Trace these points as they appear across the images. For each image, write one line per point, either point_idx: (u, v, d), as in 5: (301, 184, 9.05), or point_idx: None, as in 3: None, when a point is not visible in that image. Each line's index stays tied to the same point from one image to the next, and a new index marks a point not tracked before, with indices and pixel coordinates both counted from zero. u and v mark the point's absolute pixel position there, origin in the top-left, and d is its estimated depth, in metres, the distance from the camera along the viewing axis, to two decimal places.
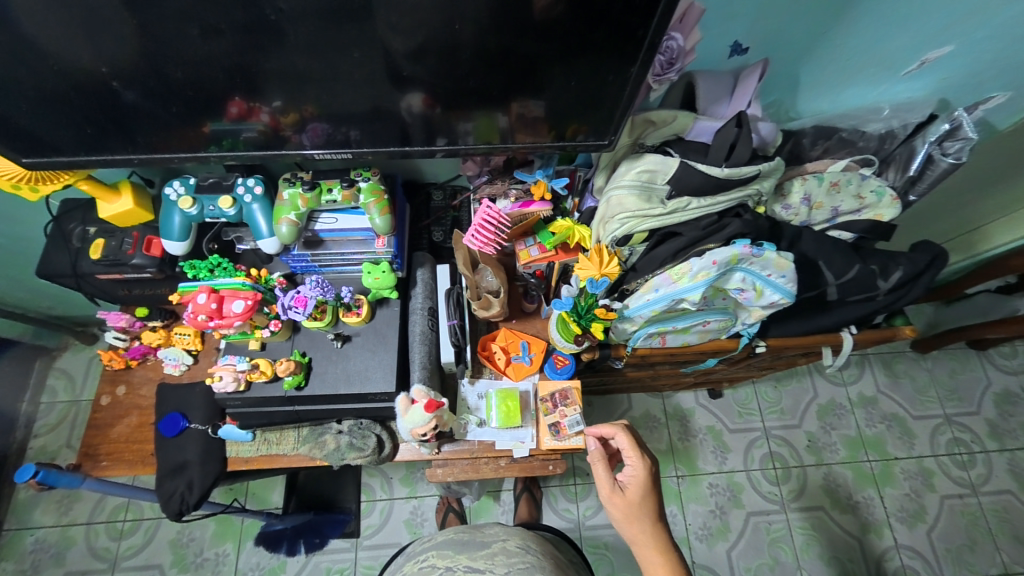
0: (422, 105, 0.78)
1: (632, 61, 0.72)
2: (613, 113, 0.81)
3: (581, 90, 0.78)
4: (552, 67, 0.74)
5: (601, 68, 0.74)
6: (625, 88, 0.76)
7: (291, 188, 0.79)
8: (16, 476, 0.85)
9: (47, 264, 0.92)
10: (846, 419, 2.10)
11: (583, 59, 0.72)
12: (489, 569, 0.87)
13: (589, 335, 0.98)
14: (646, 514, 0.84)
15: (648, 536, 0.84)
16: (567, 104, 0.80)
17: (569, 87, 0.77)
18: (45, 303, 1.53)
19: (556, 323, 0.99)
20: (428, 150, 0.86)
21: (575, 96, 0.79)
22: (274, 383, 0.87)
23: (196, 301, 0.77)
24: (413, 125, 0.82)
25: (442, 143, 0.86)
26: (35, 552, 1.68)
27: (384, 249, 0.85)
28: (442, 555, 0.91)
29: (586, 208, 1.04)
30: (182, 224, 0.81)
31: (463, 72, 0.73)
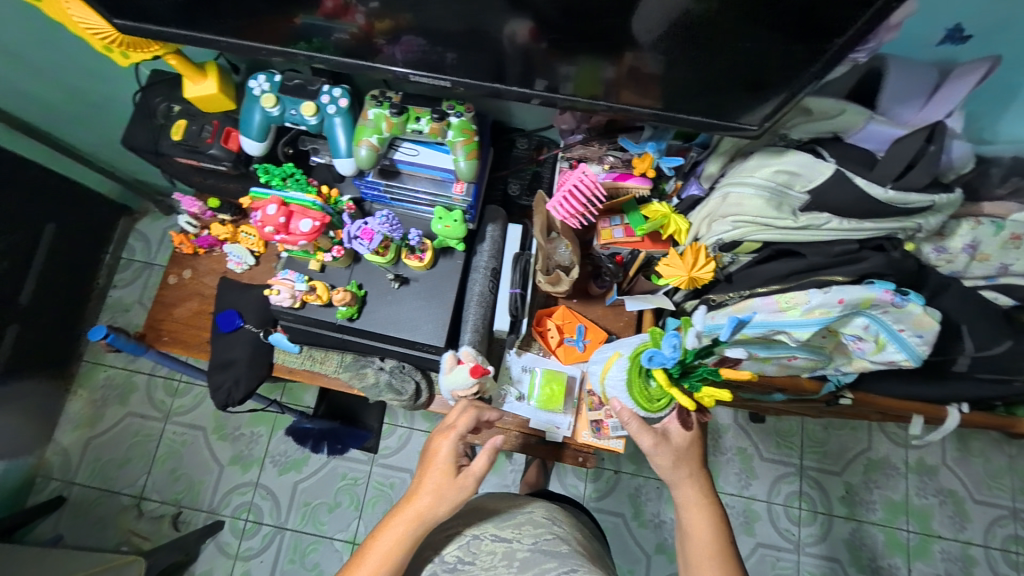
0: (533, 36, 0.66)
1: (836, 33, 0.57)
2: (767, 94, 0.67)
3: (751, 60, 0.64)
4: (731, 25, 0.59)
5: (788, 35, 0.59)
6: (811, 68, 0.61)
7: (378, 107, 0.70)
8: (91, 334, 0.91)
9: (132, 136, 0.92)
10: (894, 481, 1.91)
11: (775, 20, 0.57)
12: (515, 537, 0.85)
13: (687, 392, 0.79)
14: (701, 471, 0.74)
15: (697, 486, 0.73)
16: (718, 69, 0.66)
17: (736, 53, 0.63)
18: (129, 166, 1.64)
19: (635, 380, 0.79)
20: (522, 95, 0.75)
21: (738, 65, 0.65)
22: (328, 309, 0.85)
23: (265, 211, 0.71)
24: (515, 58, 0.71)
25: (539, 88, 0.74)
26: (105, 388, 1.93)
27: (461, 196, 0.78)
28: (469, 526, 0.90)
29: (688, 196, 0.88)
30: (261, 124, 0.74)
31: (602, 8, 0.60)
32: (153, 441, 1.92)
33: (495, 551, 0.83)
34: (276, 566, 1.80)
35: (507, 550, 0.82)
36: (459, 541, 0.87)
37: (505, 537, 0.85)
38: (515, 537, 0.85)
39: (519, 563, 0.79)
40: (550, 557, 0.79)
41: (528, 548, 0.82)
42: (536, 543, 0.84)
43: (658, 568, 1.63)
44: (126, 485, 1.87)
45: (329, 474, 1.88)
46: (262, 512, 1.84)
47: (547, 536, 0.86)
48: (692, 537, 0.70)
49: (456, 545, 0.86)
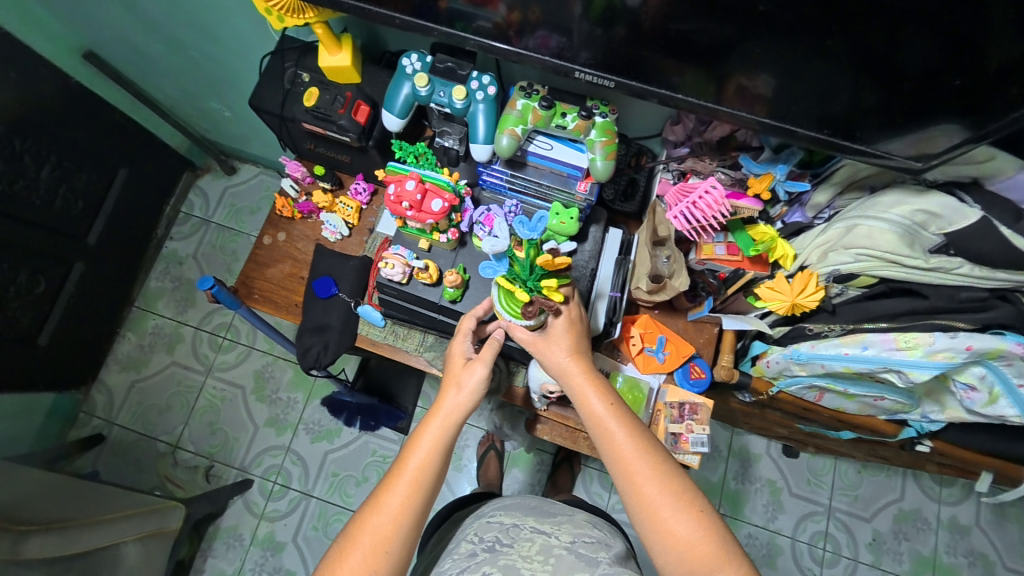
0: (698, 45, 0.67)
1: None
2: (938, 133, 0.67)
3: (951, 98, 0.63)
4: (952, 53, 0.58)
5: (992, 75, 0.59)
6: (1011, 113, 0.60)
7: (527, 99, 0.71)
8: (199, 283, 0.94)
9: (258, 97, 0.94)
10: (924, 535, 1.87)
11: (1000, 55, 0.57)
12: (554, 534, 0.87)
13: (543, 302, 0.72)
14: (584, 360, 0.76)
15: (583, 376, 0.75)
16: (898, 101, 0.66)
17: (944, 90, 0.62)
18: (207, 122, 1.68)
19: (501, 294, 0.76)
20: (641, 92, 0.74)
21: (921, 98, 0.64)
22: (433, 288, 0.85)
23: (404, 186, 0.73)
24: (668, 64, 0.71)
25: (657, 90, 0.73)
26: (153, 335, 1.98)
27: (585, 195, 0.79)
28: (511, 515, 0.92)
29: (792, 222, 0.91)
30: (406, 100, 0.76)
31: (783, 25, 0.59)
32: (194, 393, 1.96)
33: (533, 540, 0.85)
34: (299, 532, 1.83)
35: (545, 543, 0.84)
36: (500, 525, 0.90)
37: (545, 530, 0.86)
38: (554, 533, 0.86)
39: (556, 558, 0.81)
40: (584, 562, 0.80)
41: (565, 546, 0.83)
42: (574, 541, 0.86)
43: None
44: (164, 431, 1.92)
45: (360, 448, 1.91)
46: (291, 476, 1.88)
47: (586, 539, 0.87)
48: (612, 435, 0.70)
49: (496, 530, 0.89)
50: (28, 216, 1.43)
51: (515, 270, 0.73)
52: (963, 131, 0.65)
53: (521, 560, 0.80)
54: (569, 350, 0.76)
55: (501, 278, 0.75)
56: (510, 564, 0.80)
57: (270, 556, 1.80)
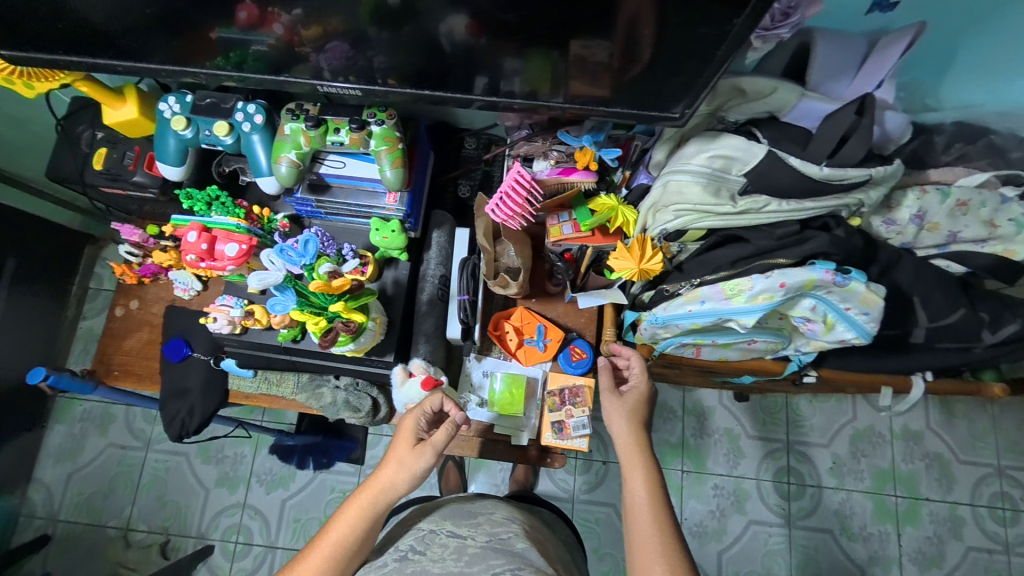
0: (469, 32, 0.63)
1: (736, 13, 0.54)
2: (677, 81, 0.66)
3: (662, 48, 0.61)
4: (631, 9, 0.56)
5: (693, 21, 0.56)
6: (718, 52, 0.59)
7: (295, 121, 0.67)
8: (30, 378, 0.90)
9: (56, 168, 0.87)
10: (881, 449, 1.90)
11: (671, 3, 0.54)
12: (470, 535, 0.81)
13: (340, 325, 0.66)
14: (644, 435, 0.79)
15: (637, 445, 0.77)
16: (653, 67, 0.64)
17: (646, 40, 0.60)
18: None
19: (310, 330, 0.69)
20: (465, 99, 0.74)
21: (659, 52, 0.62)
22: (269, 330, 0.82)
23: (186, 240, 0.69)
24: (458, 57, 0.67)
25: (481, 88, 0.72)
26: (83, 421, 1.81)
27: (395, 206, 0.76)
28: (429, 519, 0.85)
29: (637, 184, 0.87)
30: (179, 148, 0.72)
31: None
32: (137, 469, 1.81)
33: (446, 544, 0.78)
34: None
35: (459, 544, 0.78)
36: (412, 531, 0.83)
37: (460, 533, 0.80)
38: (470, 534, 0.80)
39: (468, 557, 0.75)
40: (499, 555, 0.76)
41: (480, 547, 0.77)
42: (489, 541, 0.79)
43: None
44: (113, 515, 1.77)
45: (318, 488, 1.79)
46: (252, 532, 1.76)
47: (504, 534, 0.82)
48: (632, 506, 0.71)
49: (409, 535, 0.82)
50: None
51: (312, 300, 0.67)
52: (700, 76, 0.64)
53: (431, 564, 0.74)
54: (632, 420, 0.80)
55: (297, 313, 0.65)
56: (420, 569, 0.73)
57: None
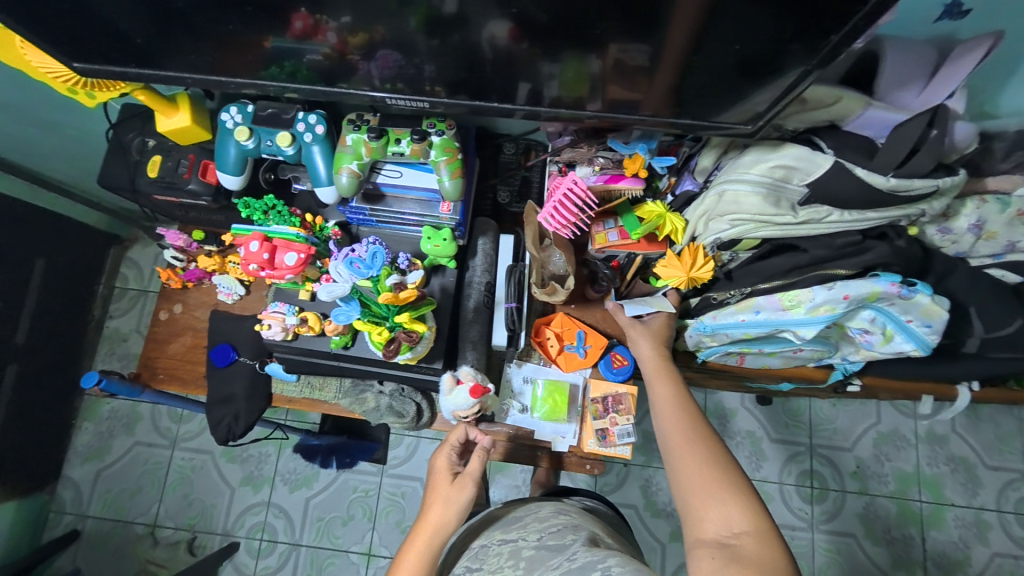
0: (507, 39, 0.62)
1: (832, 30, 0.54)
2: (751, 95, 0.66)
3: (742, 62, 0.61)
4: (722, 23, 0.56)
5: (783, 36, 0.56)
6: (801, 66, 0.59)
7: (355, 132, 0.67)
8: (83, 381, 0.89)
9: (105, 174, 0.87)
10: (905, 452, 1.89)
11: (764, 17, 0.54)
12: (521, 537, 0.78)
13: (403, 340, 0.65)
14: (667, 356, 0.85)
15: (661, 365, 0.84)
16: (717, 80, 0.64)
17: (727, 55, 0.60)
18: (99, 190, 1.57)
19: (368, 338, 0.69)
20: (505, 112, 0.74)
21: (738, 66, 0.62)
22: (322, 338, 0.82)
23: (248, 248, 0.69)
24: (489, 61, 0.66)
25: (521, 103, 0.73)
26: (110, 420, 1.83)
27: (449, 215, 0.76)
28: (478, 538, 0.83)
29: (682, 192, 0.87)
30: (237, 159, 0.71)
31: (598, 8, 0.56)
32: (163, 468, 1.83)
33: (501, 553, 0.76)
34: None
35: (514, 550, 0.75)
36: (466, 553, 0.80)
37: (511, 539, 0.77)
38: (521, 536, 0.78)
39: (525, 561, 0.72)
40: (555, 550, 0.72)
41: (533, 546, 0.74)
42: (541, 538, 0.76)
43: (676, 557, 1.53)
44: (140, 513, 1.79)
45: (341, 487, 1.80)
46: (277, 530, 1.78)
47: (555, 526, 0.79)
48: (663, 410, 0.78)
49: (463, 558, 0.79)
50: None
51: (376, 311, 0.66)
52: (777, 91, 0.64)
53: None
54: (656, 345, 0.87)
55: (359, 322, 0.65)
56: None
57: None
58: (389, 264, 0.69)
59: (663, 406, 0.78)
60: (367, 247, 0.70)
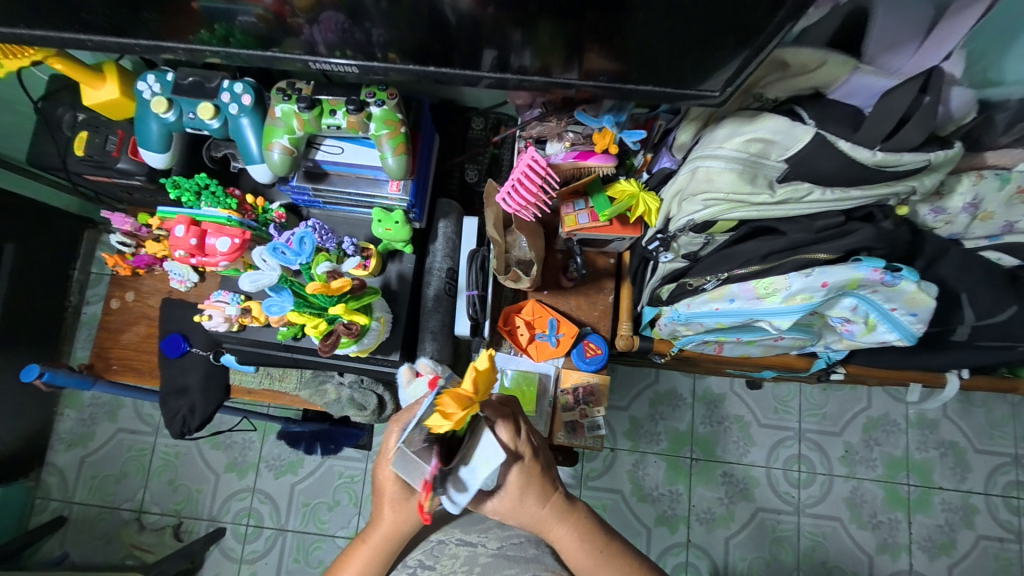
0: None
1: None
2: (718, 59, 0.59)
3: (700, 14, 0.54)
4: None
5: None
6: (771, 20, 0.51)
7: (285, 103, 0.61)
8: (24, 374, 0.85)
9: (37, 154, 0.82)
10: (895, 437, 1.86)
11: None
12: (480, 542, 0.77)
13: (342, 332, 0.60)
14: (558, 499, 0.62)
15: (548, 508, 0.63)
16: (689, 29, 0.56)
17: (684, 7, 0.53)
18: None
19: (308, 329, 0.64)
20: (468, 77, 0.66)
21: (698, 21, 0.55)
22: (270, 328, 0.77)
23: (174, 233, 0.63)
24: (450, 24, 0.59)
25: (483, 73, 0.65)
26: (92, 406, 1.81)
27: (398, 195, 0.70)
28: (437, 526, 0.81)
29: (659, 169, 0.80)
30: (161, 133, 0.66)
31: None
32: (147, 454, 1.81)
33: (457, 557, 0.75)
34: (282, 566, 1.74)
35: (470, 555, 0.75)
36: (423, 542, 0.79)
37: (470, 541, 0.77)
38: (480, 541, 0.77)
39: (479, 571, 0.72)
40: (513, 563, 0.73)
41: (491, 557, 0.74)
42: (500, 548, 0.76)
43: None
44: (126, 499, 1.78)
45: (325, 473, 1.79)
46: (262, 515, 1.76)
47: (515, 538, 0.78)
48: (568, 552, 0.63)
49: (417, 550, 0.78)
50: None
51: (310, 303, 0.61)
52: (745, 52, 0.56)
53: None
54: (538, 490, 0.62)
55: (294, 313, 0.59)
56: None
57: None
58: (321, 250, 0.65)
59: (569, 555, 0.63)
60: (296, 233, 0.66)
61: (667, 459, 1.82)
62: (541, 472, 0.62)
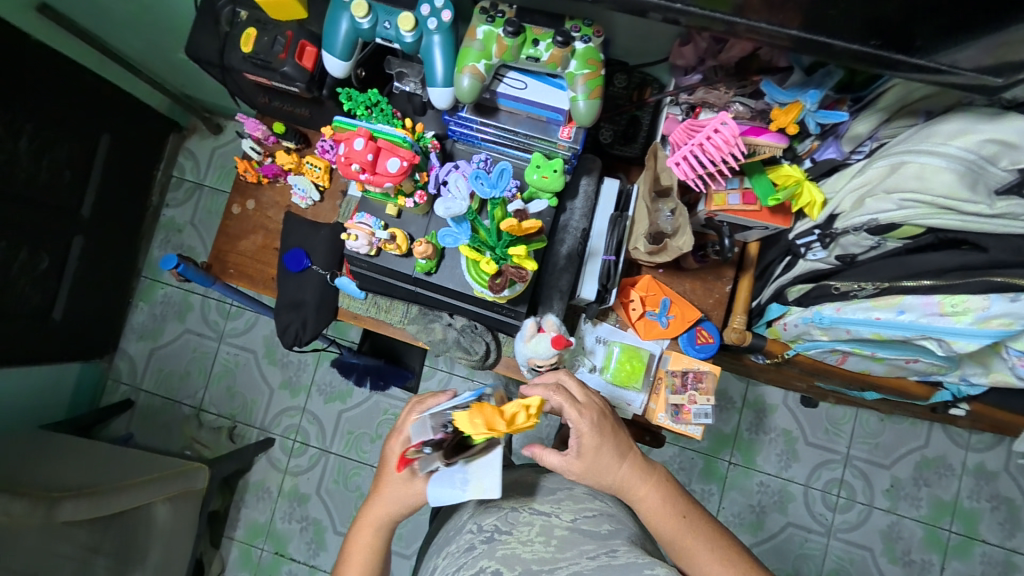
0: None
1: None
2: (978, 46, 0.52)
3: None
4: None
5: None
6: None
7: (489, 26, 0.57)
8: (162, 263, 0.90)
9: (197, 46, 0.81)
10: (947, 481, 1.79)
11: None
12: (554, 512, 0.71)
13: (508, 275, 0.61)
14: (635, 461, 0.69)
15: (627, 482, 0.69)
16: None
17: None
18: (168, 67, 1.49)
19: (469, 266, 0.64)
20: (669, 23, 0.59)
21: None
22: (406, 259, 0.78)
23: (352, 145, 0.63)
24: None
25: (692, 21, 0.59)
26: (163, 305, 1.75)
27: (567, 142, 0.67)
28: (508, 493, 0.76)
29: (824, 158, 0.76)
30: (347, 37, 0.63)
31: None
32: (209, 359, 1.77)
33: (533, 523, 0.69)
34: (321, 487, 1.71)
35: (545, 525, 0.69)
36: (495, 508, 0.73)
37: (545, 510, 0.71)
38: (555, 511, 0.71)
39: (556, 542, 0.66)
40: (589, 538, 0.67)
41: (567, 527, 0.68)
42: (575, 520, 0.70)
43: None
44: (187, 395, 1.75)
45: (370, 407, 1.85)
46: (309, 435, 1.73)
47: (591, 512, 0.72)
48: (656, 518, 0.69)
49: (491, 516, 0.72)
50: (30, 194, 1.25)
51: (480, 237, 0.63)
52: None
53: (521, 548, 0.65)
54: (612, 466, 0.68)
55: (466, 247, 0.61)
56: (511, 555, 0.64)
57: (296, 507, 1.70)
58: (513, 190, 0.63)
59: (656, 520, 0.68)
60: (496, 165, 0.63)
61: (704, 457, 1.80)
62: (615, 439, 0.69)
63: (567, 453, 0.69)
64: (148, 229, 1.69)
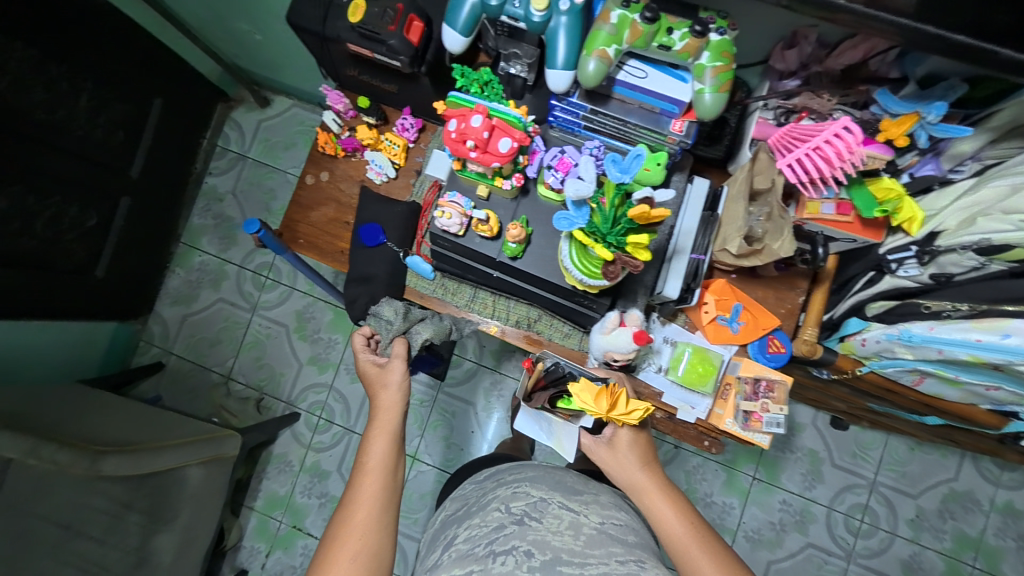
0: None
1: None
2: None
3: None
4: None
5: None
6: None
7: (623, 10, 0.56)
8: (246, 227, 0.92)
9: (300, 13, 0.81)
10: (973, 516, 1.76)
11: None
12: (582, 512, 0.66)
13: (623, 263, 0.62)
14: (659, 472, 0.68)
15: (654, 484, 0.67)
16: None
17: None
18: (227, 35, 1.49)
19: (574, 252, 0.67)
20: None
21: None
22: (493, 242, 0.77)
23: (470, 122, 0.62)
24: None
25: None
26: (199, 271, 1.75)
27: (678, 136, 0.67)
28: (538, 485, 0.70)
29: (921, 175, 0.75)
30: (472, 13, 0.63)
31: None
32: (241, 329, 1.77)
33: (561, 517, 0.64)
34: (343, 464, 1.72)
35: (574, 520, 0.65)
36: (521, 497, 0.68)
37: (574, 506, 0.66)
38: (583, 510, 0.66)
39: (586, 540, 0.62)
40: (616, 542, 0.63)
41: (596, 527, 0.64)
42: (603, 523, 0.65)
43: None
44: (217, 362, 1.75)
45: None
46: (334, 413, 1.72)
47: (619, 521, 0.68)
48: (669, 533, 0.63)
49: (522, 500, 0.67)
50: (84, 149, 1.25)
51: (595, 222, 0.63)
52: None
53: (551, 536, 0.61)
54: (645, 467, 0.69)
55: (580, 232, 0.63)
56: (542, 539, 0.60)
57: (317, 483, 1.70)
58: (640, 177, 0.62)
59: (666, 532, 0.63)
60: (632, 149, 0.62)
61: (727, 470, 1.78)
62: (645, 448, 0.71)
63: (597, 438, 0.73)
64: (190, 195, 1.70)
